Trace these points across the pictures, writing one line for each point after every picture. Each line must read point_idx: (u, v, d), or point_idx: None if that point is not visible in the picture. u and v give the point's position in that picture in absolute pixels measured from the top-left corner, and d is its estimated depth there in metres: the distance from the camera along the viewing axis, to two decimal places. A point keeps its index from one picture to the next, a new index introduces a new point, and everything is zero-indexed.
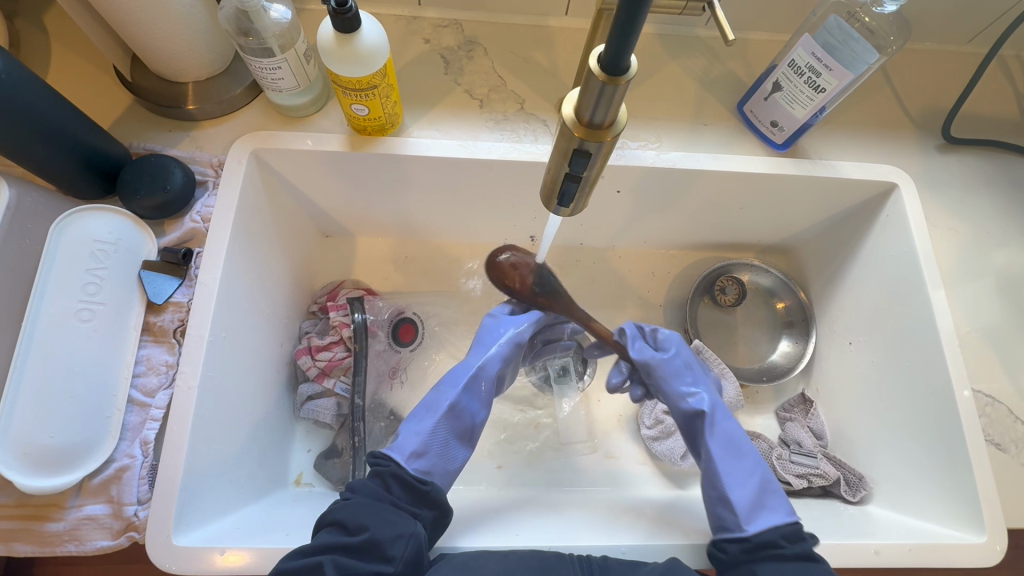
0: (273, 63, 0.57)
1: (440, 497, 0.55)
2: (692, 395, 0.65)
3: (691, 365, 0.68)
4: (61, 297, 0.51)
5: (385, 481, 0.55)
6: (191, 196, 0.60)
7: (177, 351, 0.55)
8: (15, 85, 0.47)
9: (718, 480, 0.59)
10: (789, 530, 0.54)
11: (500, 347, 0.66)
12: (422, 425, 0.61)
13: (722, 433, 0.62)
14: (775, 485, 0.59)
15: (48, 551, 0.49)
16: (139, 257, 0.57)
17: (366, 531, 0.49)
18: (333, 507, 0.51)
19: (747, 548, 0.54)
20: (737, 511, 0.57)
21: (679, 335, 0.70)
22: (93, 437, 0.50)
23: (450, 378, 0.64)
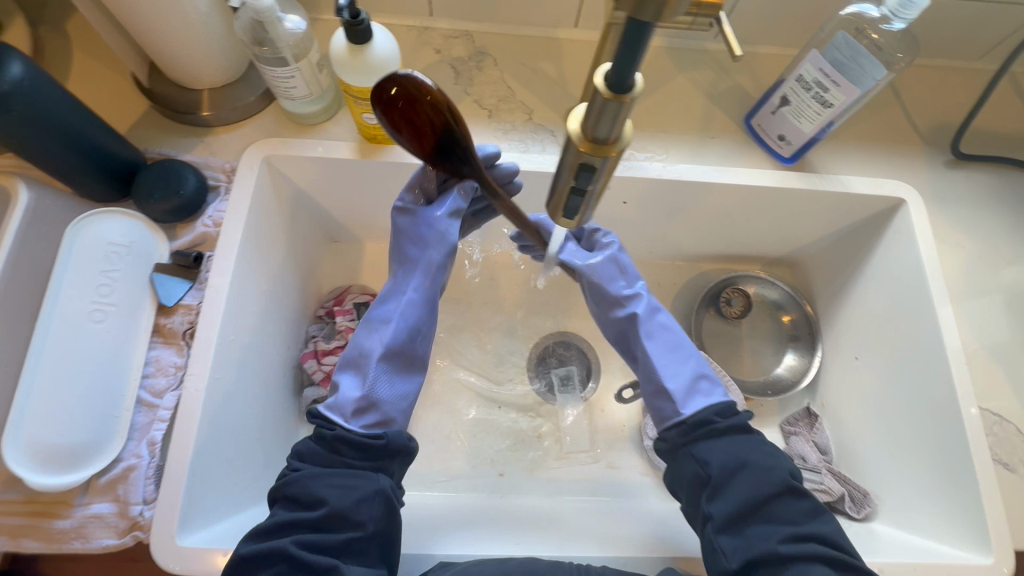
0: (287, 71, 0.58)
1: (399, 443, 0.54)
2: (621, 289, 0.65)
3: (625, 264, 0.66)
4: (74, 297, 0.52)
5: (325, 439, 0.54)
6: (203, 200, 0.61)
7: (186, 352, 0.56)
8: (37, 91, 0.48)
9: (654, 373, 0.60)
10: (723, 408, 0.56)
11: (427, 253, 0.62)
12: (361, 375, 0.58)
13: (657, 331, 0.63)
14: (709, 369, 0.61)
15: (54, 548, 0.50)
16: (151, 258, 0.58)
17: (324, 504, 0.49)
18: (284, 483, 0.51)
19: (684, 432, 0.56)
20: (673, 397, 0.58)
21: (612, 237, 0.68)
22: (102, 436, 0.51)
23: (378, 317, 0.60)
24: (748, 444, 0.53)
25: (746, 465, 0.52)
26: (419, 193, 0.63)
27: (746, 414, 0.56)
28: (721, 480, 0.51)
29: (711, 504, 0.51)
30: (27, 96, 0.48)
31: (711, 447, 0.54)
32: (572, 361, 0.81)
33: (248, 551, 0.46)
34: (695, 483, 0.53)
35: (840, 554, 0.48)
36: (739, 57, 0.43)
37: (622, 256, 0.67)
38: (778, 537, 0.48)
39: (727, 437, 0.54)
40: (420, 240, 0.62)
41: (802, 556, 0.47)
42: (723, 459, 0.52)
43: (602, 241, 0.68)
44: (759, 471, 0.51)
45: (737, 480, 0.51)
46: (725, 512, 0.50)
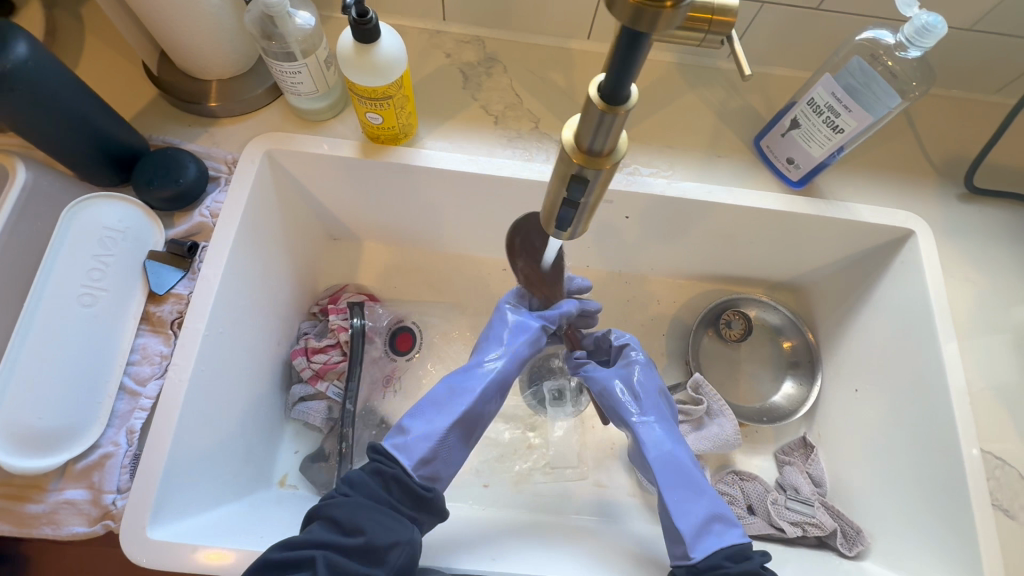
0: (294, 67, 0.58)
1: (440, 505, 0.53)
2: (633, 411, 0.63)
3: (637, 385, 0.64)
4: (64, 280, 0.52)
5: (384, 477, 0.53)
6: (203, 190, 0.61)
7: (172, 342, 0.56)
8: (42, 72, 0.48)
9: (666, 512, 0.56)
10: (734, 553, 0.52)
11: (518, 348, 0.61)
12: (433, 428, 0.56)
13: (666, 458, 0.59)
14: (725, 508, 0.56)
15: (24, 532, 0.49)
16: (146, 247, 0.58)
17: (362, 535, 0.48)
18: (328, 502, 0.50)
19: (693, 572, 0.52)
20: (682, 538, 0.54)
21: (638, 352, 0.67)
22: (81, 422, 0.50)
23: (459, 384, 0.58)
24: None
25: None
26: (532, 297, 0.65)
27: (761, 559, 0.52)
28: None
29: None
30: (31, 77, 0.48)
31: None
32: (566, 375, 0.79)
33: (280, 559, 0.45)
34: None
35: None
36: (748, 76, 0.43)
37: (641, 382, 0.64)
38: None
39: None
40: (523, 329, 0.62)
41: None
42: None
43: (630, 360, 0.66)
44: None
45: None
46: None
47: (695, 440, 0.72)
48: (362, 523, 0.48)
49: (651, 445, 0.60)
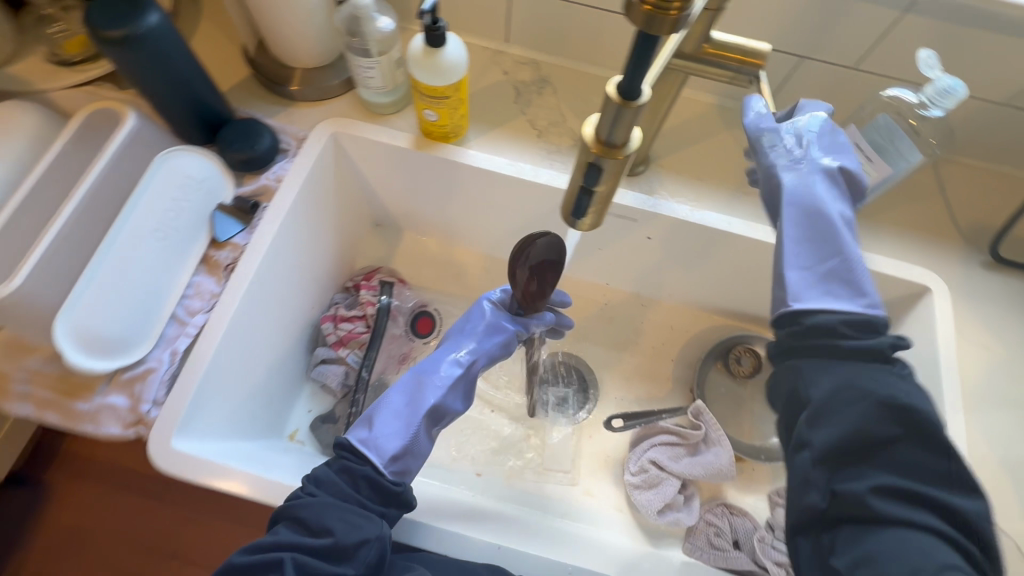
0: (369, 62, 0.66)
1: (409, 497, 0.56)
2: (789, 164, 0.57)
3: (805, 134, 0.57)
4: (146, 215, 0.58)
5: (351, 474, 0.55)
6: (272, 159, 0.69)
7: (222, 283, 0.62)
8: (165, 40, 0.57)
9: (783, 258, 0.54)
10: (853, 320, 0.49)
11: (489, 348, 0.66)
12: (404, 420, 0.60)
13: (810, 208, 0.55)
14: (859, 273, 0.52)
15: (68, 426, 0.55)
16: (216, 200, 0.66)
17: (330, 535, 0.51)
18: (295, 504, 0.53)
19: (797, 326, 0.51)
20: (790, 289, 0.53)
21: (816, 111, 0.58)
22: (134, 337, 0.57)
23: (429, 378, 0.62)
24: (869, 369, 0.46)
25: (863, 393, 0.45)
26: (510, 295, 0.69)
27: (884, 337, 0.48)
28: (822, 406, 0.46)
29: (809, 432, 0.46)
30: (156, 42, 0.56)
31: (822, 367, 0.48)
32: (570, 384, 0.82)
33: (248, 562, 0.49)
34: (797, 402, 0.48)
35: (961, 536, 0.40)
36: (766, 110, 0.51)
37: (809, 128, 0.57)
38: (870, 486, 0.42)
39: (850, 363, 0.47)
40: (499, 326, 0.67)
41: (905, 518, 0.40)
42: (834, 379, 0.46)
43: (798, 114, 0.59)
44: (875, 397, 0.44)
45: (846, 405, 0.45)
46: (827, 442, 0.44)
47: (688, 464, 0.73)
48: (328, 524, 0.51)
49: (792, 197, 0.55)
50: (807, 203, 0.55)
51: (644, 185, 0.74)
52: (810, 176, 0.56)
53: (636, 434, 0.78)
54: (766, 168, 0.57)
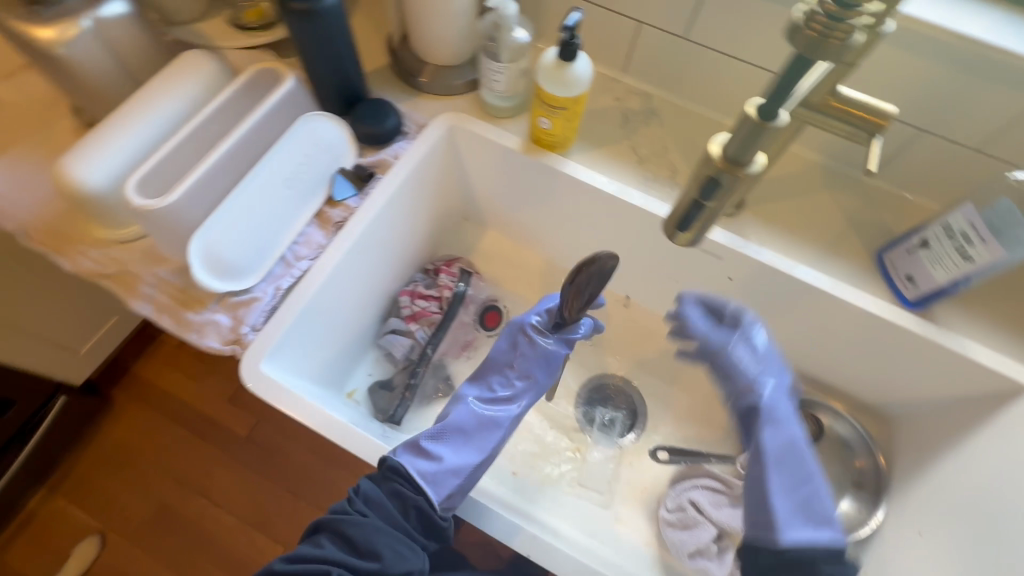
0: (498, 67, 0.72)
1: (448, 532, 0.62)
2: (762, 393, 0.65)
3: (760, 353, 0.67)
4: (283, 165, 0.66)
5: (401, 500, 0.59)
6: (393, 138, 0.76)
7: (330, 238, 0.69)
8: (335, 18, 0.65)
9: (765, 490, 0.60)
10: (831, 552, 0.56)
11: (542, 381, 0.72)
12: (461, 458, 0.64)
13: (778, 428, 0.63)
14: (826, 503, 0.60)
15: (178, 331, 0.62)
16: (339, 163, 0.72)
17: (376, 560, 0.54)
18: (345, 522, 0.56)
19: (782, 554, 0.56)
20: (778, 522, 0.57)
21: (761, 332, 0.68)
22: (248, 267, 0.64)
23: (490, 418, 0.68)
24: None
25: None
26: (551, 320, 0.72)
27: (849, 566, 0.56)
28: None
29: None
30: (327, 20, 0.64)
31: None
32: (620, 406, 0.82)
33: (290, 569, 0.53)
34: None
35: None
36: (874, 170, 0.51)
37: (760, 347, 0.68)
38: None
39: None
40: (543, 363, 0.72)
41: None
42: None
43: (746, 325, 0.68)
44: None
45: None
46: None
47: (728, 514, 0.71)
48: (378, 549, 0.55)
49: (770, 434, 0.62)
50: (793, 444, 0.62)
51: (735, 227, 0.74)
52: (780, 410, 0.64)
53: (678, 471, 0.78)
54: (728, 385, 0.68)
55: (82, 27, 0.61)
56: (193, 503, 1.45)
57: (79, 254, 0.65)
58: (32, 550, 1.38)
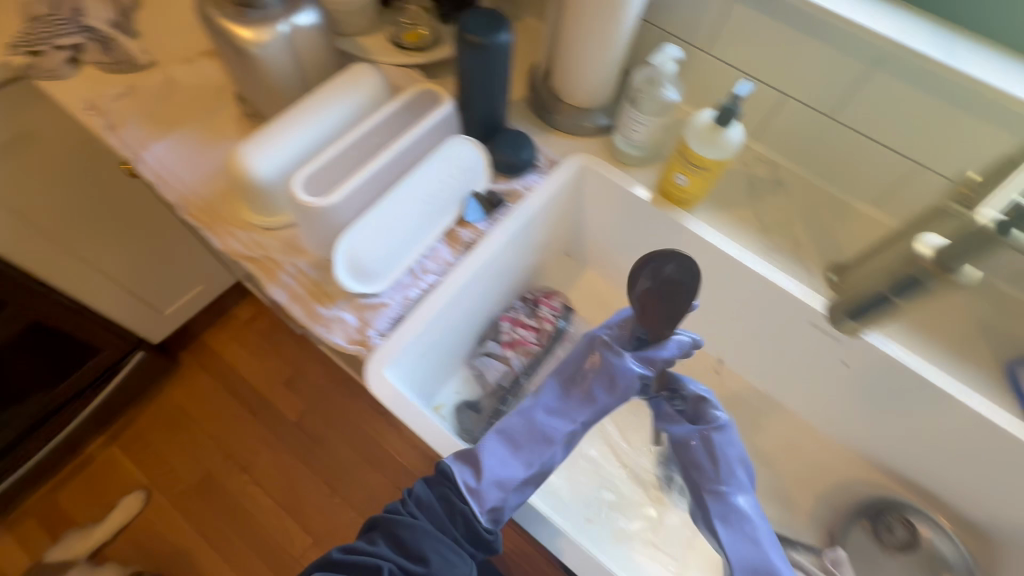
0: (641, 119, 0.74)
1: (496, 545, 0.59)
2: (729, 496, 0.59)
3: (721, 447, 0.61)
4: (424, 181, 0.68)
5: (451, 504, 0.57)
6: (527, 170, 0.78)
7: (457, 256, 0.71)
8: (502, 54, 0.68)
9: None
10: None
11: (604, 398, 0.64)
12: (507, 468, 0.59)
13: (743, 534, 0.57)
14: None
15: (306, 322, 0.65)
16: (473, 187, 0.75)
17: (425, 563, 0.53)
18: (397, 520, 0.56)
19: None
20: None
21: (723, 417, 0.62)
22: (379, 271, 0.66)
23: (544, 431, 0.62)
24: None
25: None
26: (626, 334, 0.66)
27: None
28: None
29: None
30: (496, 54, 0.67)
31: None
32: None
33: (343, 558, 0.53)
34: None
35: None
36: None
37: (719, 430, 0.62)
38: None
39: None
40: (609, 381, 0.64)
41: None
42: None
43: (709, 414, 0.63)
44: None
45: None
46: None
47: None
48: (426, 552, 0.54)
49: (732, 540, 0.57)
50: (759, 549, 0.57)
51: None
52: (743, 517, 0.58)
53: None
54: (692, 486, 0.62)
55: (273, 36, 0.66)
56: (234, 477, 1.49)
57: (227, 235, 0.69)
58: (82, 494, 1.44)
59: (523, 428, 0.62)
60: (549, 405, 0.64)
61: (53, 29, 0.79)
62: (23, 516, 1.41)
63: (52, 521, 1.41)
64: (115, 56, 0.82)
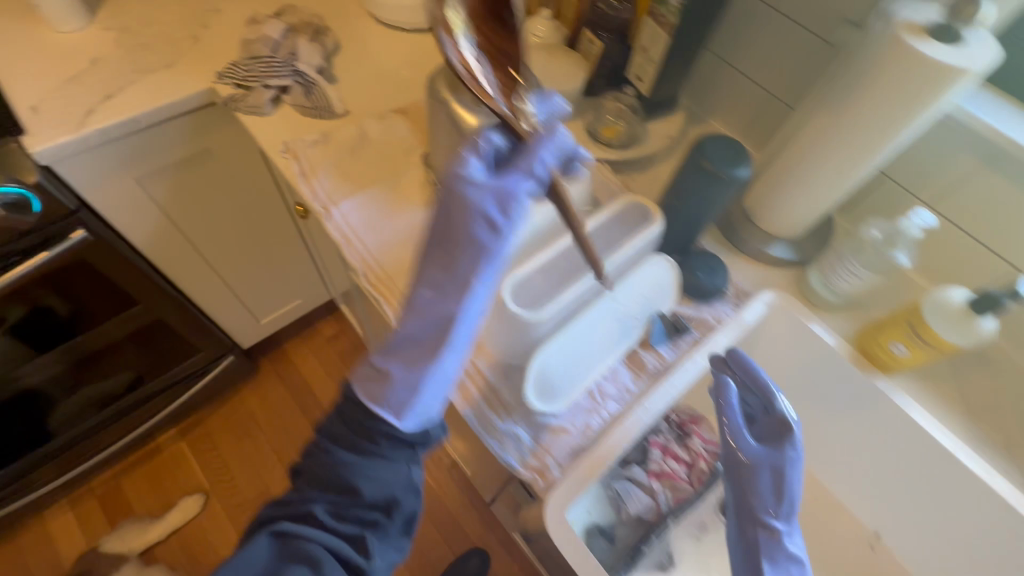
0: (859, 271, 0.68)
1: (434, 434, 0.60)
2: (778, 529, 0.60)
3: (790, 484, 0.60)
4: (613, 308, 0.65)
5: (365, 437, 0.56)
6: (717, 297, 0.72)
7: (639, 383, 0.66)
8: (735, 188, 0.64)
9: None
10: None
11: (485, 211, 0.41)
12: (416, 366, 0.51)
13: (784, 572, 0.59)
14: None
15: (480, 432, 0.61)
16: (659, 308, 0.69)
17: (357, 490, 0.55)
18: (314, 458, 0.59)
19: None
20: None
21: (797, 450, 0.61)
22: (562, 390, 0.62)
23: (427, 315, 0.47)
24: None
25: None
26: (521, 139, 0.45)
27: None
28: None
29: None
30: (730, 188, 0.64)
31: None
32: None
33: (278, 512, 0.57)
34: None
35: None
36: None
37: (791, 463, 0.60)
38: None
39: None
40: (489, 221, 0.42)
41: None
42: None
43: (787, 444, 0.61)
44: None
45: None
46: None
47: None
48: (343, 480, 0.55)
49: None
50: None
51: None
52: (788, 560, 0.60)
53: None
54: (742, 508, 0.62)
55: None
56: None
57: (407, 315, 0.68)
58: (144, 484, 1.44)
59: (441, 338, 0.48)
60: (428, 281, 0.47)
61: (268, 69, 0.81)
62: (85, 494, 1.42)
63: (113, 506, 1.41)
64: (315, 102, 0.82)
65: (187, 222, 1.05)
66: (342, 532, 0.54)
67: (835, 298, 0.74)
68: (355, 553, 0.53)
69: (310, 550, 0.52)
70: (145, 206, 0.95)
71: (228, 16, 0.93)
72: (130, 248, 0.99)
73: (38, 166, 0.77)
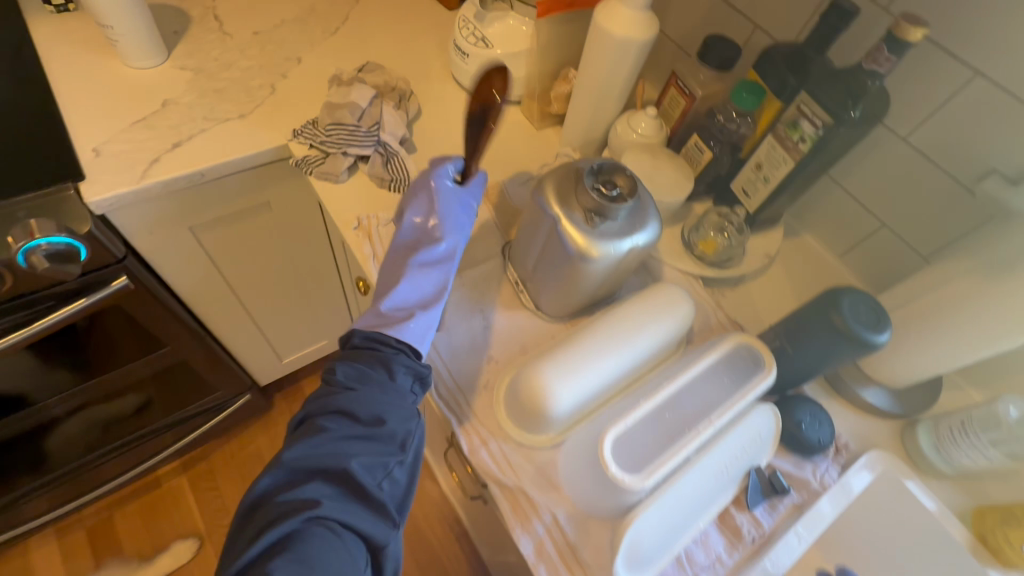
0: (988, 453, 0.62)
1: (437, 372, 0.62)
2: None
3: None
4: (715, 463, 0.57)
5: (374, 366, 0.57)
6: (820, 456, 0.64)
7: (732, 554, 0.59)
8: (864, 351, 0.57)
9: None
10: None
11: (461, 216, 0.66)
12: (407, 289, 0.62)
13: None
14: None
15: None
16: (757, 462, 0.61)
17: (385, 423, 0.52)
18: (336, 399, 0.53)
19: None
20: None
21: None
22: (650, 558, 0.55)
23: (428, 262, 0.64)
24: None
25: None
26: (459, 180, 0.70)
27: None
28: None
29: None
30: (859, 351, 0.57)
31: None
32: None
33: (298, 463, 0.48)
34: None
35: None
36: None
37: None
38: None
39: None
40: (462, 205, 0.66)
41: None
42: None
43: None
44: None
45: None
46: None
47: None
48: (364, 412, 0.52)
49: None
50: None
51: None
52: None
53: None
54: None
55: (601, 253, 0.58)
56: None
57: (480, 441, 0.61)
58: (137, 522, 1.35)
59: (390, 251, 0.67)
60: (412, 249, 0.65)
61: (351, 137, 0.75)
62: (75, 524, 1.33)
63: (102, 541, 1.32)
64: (393, 174, 0.77)
65: (231, 268, 0.99)
66: (369, 506, 0.49)
67: (947, 473, 0.66)
68: (380, 530, 0.49)
69: (342, 539, 0.45)
70: (191, 252, 0.89)
71: (307, 66, 0.88)
72: (168, 291, 0.93)
73: (92, 215, 0.71)
